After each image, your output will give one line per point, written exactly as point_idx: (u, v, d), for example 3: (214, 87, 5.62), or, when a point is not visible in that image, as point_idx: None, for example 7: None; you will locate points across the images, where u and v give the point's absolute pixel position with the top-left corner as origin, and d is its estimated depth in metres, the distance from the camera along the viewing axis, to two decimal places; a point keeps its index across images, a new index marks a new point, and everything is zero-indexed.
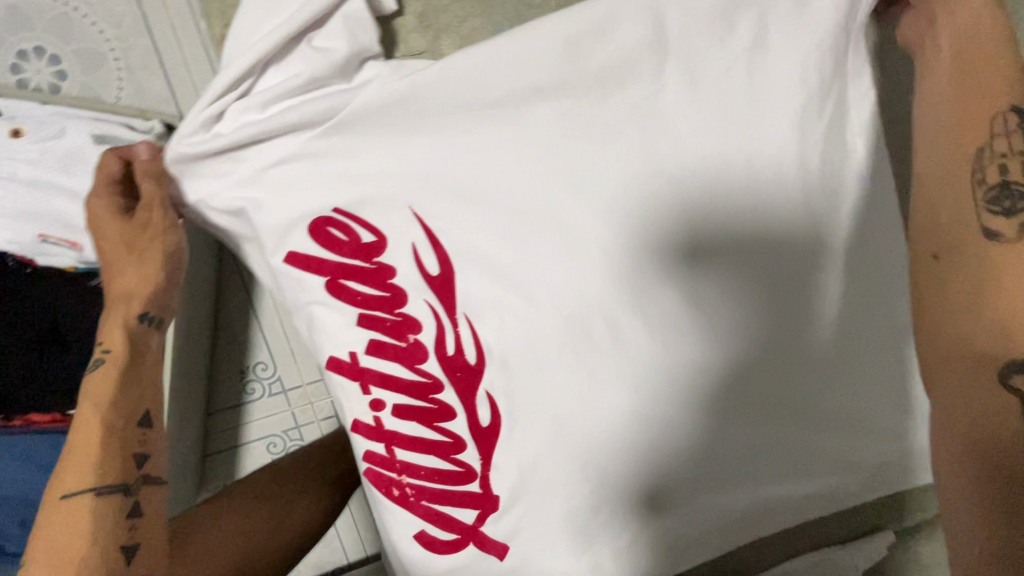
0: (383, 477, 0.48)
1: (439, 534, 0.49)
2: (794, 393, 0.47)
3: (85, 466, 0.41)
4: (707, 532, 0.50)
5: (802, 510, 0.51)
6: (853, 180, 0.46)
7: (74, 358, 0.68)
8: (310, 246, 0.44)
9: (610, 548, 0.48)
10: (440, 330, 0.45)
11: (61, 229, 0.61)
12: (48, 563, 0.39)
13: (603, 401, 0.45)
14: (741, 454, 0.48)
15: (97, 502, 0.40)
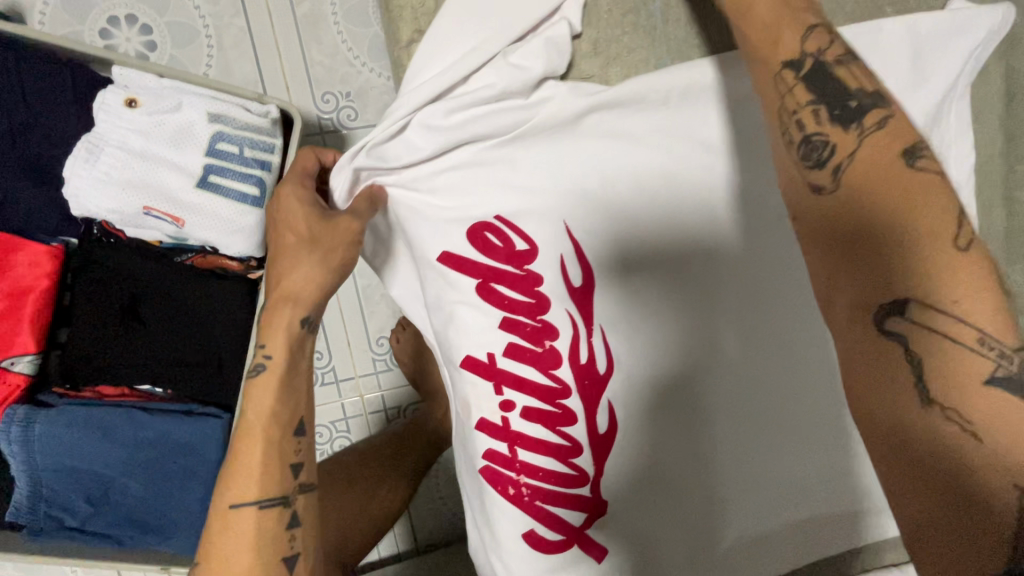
0: (501, 475, 0.50)
1: (548, 535, 0.51)
2: (772, 403, 0.51)
3: (250, 481, 0.43)
4: (694, 542, 0.52)
5: (789, 528, 0.53)
6: None
7: (148, 333, 0.66)
8: (466, 249, 0.46)
9: (695, 548, 0.52)
10: (575, 339, 0.47)
11: (165, 203, 0.60)
12: (219, 571, 0.42)
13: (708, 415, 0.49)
14: (726, 459, 0.51)
15: (261, 515, 0.43)
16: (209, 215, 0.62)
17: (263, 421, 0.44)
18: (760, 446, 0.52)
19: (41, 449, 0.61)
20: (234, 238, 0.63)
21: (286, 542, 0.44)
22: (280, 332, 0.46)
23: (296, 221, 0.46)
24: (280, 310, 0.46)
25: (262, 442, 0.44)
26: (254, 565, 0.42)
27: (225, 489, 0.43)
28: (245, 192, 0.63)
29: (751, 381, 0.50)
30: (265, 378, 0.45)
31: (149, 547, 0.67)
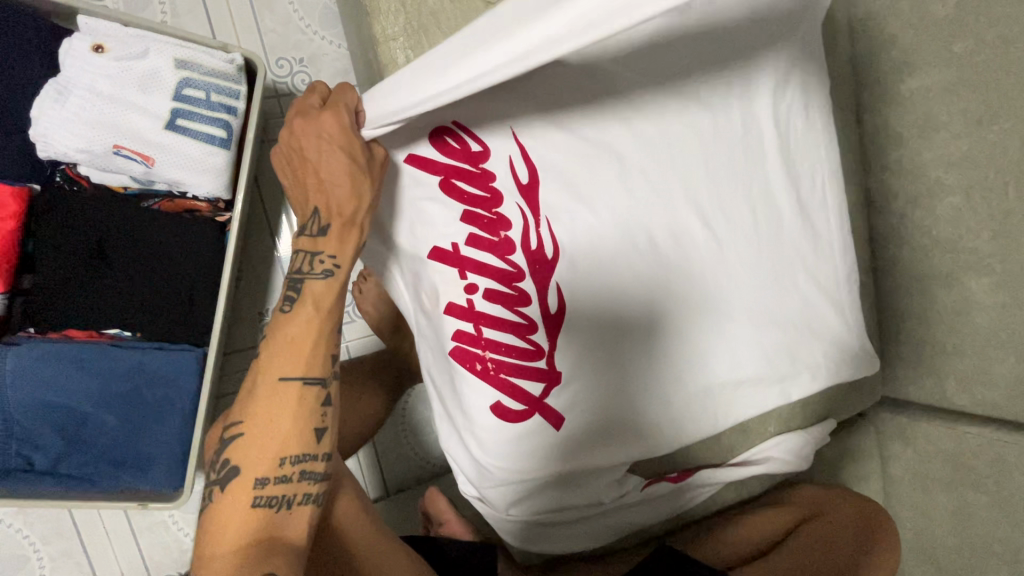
0: (469, 353, 0.57)
1: (512, 406, 0.58)
2: (657, 278, 0.62)
3: (300, 360, 0.53)
4: (613, 404, 0.62)
5: (679, 379, 0.65)
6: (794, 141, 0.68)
7: (116, 274, 0.68)
8: (429, 151, 0.55)
9: (634, 405, 0.63)
10: (525, 228, 0.56)
11: (135, 143, 0.64)
12: (263, 425, 0.51)
13: (636, 288, 0.61)
14: (625, 321, 0.61)
15: (304, 388, 0.53)
16: (179, 154, 0.66)
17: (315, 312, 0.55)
18: (650, 311, 0.62)
19: (13, 384, 0.63)
20: (203, 177, 0.68)
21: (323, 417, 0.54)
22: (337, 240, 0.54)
23: (342, 157, 0.50)
24: (343, 228, 0.54)
25: (313, 327, 0.54)
26: (287, 426, 0.52)
27: (275, 364, 0.53)
28: (213, 134, 0.67)
29: (667, 259, 0.62)
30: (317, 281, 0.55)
31: (125, 485, 0.68)
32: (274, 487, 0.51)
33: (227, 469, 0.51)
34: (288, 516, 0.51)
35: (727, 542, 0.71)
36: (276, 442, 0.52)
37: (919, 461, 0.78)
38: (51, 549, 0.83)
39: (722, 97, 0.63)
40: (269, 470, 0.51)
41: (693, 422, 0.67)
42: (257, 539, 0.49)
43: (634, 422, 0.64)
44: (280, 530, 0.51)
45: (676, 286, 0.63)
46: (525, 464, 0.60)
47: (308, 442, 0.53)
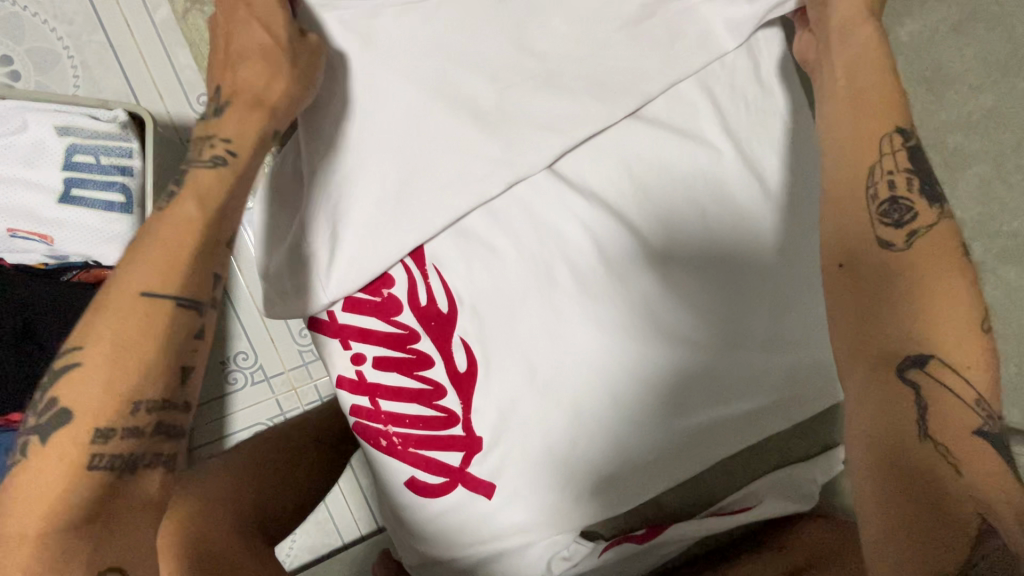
0: (370, 429, 0.51)
1: (428, 479, 0.52)
2: (605, 316, 0.52)
3: (124, 345, 0.36)
4: (559, 468, 0.53)
5: (659, 423, 0.55)
6: (759, 119, 0.55)
7: (47, 355, 0.67)
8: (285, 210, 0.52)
9: (587, 468, 0.54)
10: (412, 283, 0.50)
11: (29, 222, 0.62)
12: (51, 450, 0.33)
13: (568, 334, 0.51)
14: (568, 371, 0.52)
15: (131, 387, 0.35)
16: (80, 227, 0.63)
17: (120, 350, 0.35)
18: (605, 356, 0.52)
19: None
20: (107, 247, 0.64)
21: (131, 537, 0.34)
22: (162, 242, 0.39)
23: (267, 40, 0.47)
24: (178, 230, 0.40)
25: (109, 379, 0.35)
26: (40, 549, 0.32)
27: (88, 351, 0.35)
28: (111, 201, 0.64)
29: (612, 296, 0.52)
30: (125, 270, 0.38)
31: None
32: (61, 552, 0.32)
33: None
34: None
35: None
36: (53, 487, 0.33)
37: None
38: None
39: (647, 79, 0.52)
40: (44, 533, 0.32)
41: (664, 473, 0.57)
42: None
43: (601, 484, 0.55)
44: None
45: (614, 324, 0.52)
46: (449, 538, 0.53)
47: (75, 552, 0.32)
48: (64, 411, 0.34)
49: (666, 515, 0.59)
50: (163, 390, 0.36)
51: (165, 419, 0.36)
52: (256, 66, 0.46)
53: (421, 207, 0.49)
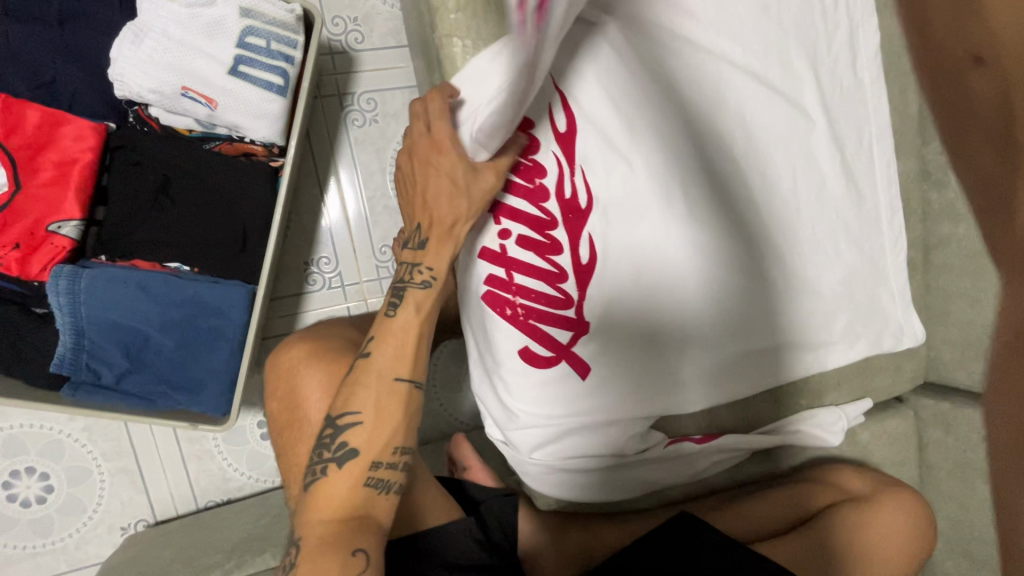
0: (500, 298, 0.59)
1: (539, 351, 0.60)
2: (701, 234, 0.62)
3: (404, 360, 0.57)
4: (640, 360, 0.63)
5: (725, 337, 0.65)
6: (837, 107, 0.67)
7: (179, 211, 0.73)
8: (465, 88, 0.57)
9: (666, 365, 0.64)
10: (561, 177, 0.58)
11: (200, 86, 0.68)
12: (366, 394, 0.56)
13: (670, 245, 0.61)
14: (667, 276, 0.62)
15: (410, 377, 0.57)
16: (240, 99, 0.70)
17: (417, 322, 0.58)
18: (696, 268, 0.62)
19: (85, 302, 0.67)
20: (260, 123, 0.71)
21: (420, 417, 0.58)
22: (419, 299, 0.58)
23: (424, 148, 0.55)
24: (438, 244, 0.57)
25: (416, 338, 0.58)
26: (399, 424, 0.56)
27: (380, 360, 0.57)
28: (270, 81, 0.71)
29: (708, 219, 0.63)
30: (383, 354, 0.57)
31: (179, 406, 0.73)
32: (384, 472, 0.55)
33: (344, 450, 0.54)
34: (385, 497, 0.55)
35: (754, 514, 0.69)
36: (380, 428, 0.55)
37: (958, 447, 0.76)
38: (111, 465, 0.90)
39: (756, 53, 0.64)
40: (380, 456, 0.55)
41: (724, 383, 0.67)
42: (357, 514, 0.53)
43: (672, 381, 0.65)
44: (375, 512, 0.54)
45: (711, 247, 0.63)
46: (548, 410, 0.62)
47: (409, 434, 0.57)
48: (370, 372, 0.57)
49: (718, 428, 0.68)
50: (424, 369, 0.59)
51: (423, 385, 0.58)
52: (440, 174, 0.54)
53: (586, 121, 0.59)
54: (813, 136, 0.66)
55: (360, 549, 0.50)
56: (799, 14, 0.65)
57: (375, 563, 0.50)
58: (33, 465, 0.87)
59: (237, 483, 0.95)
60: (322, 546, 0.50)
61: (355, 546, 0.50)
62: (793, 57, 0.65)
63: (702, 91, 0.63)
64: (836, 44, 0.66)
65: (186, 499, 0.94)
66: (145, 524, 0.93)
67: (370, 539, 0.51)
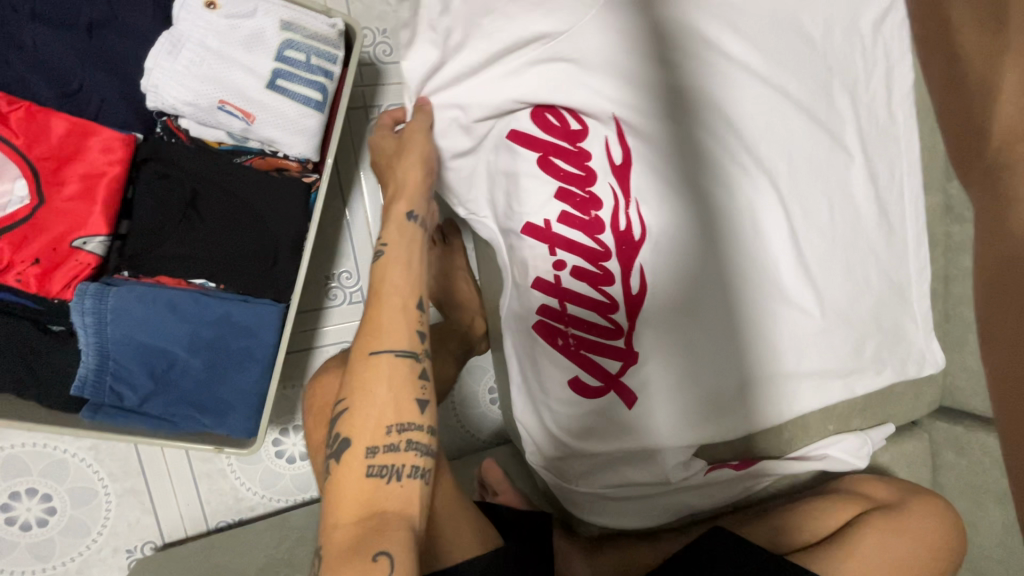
0: (552, 328, 0.60)
1: (589, 382, 0.60)
2: (742, 262, 0.60)
3: (387, 334, 0.53)
4: (675, 392, 0.60)
5: (761, 367, 0.62)
6: (879, 140, 0.67)
7: (209, 226, 0.71)
8: (529, 126, 0.58)
9: (704, 397, 0.61)
10: (615, 208, 0.57)
11: (238, 100, 0.66)
12: (357, 377, 0.52)
13: (709, 273, 0.59)
14: (705, 307, 0.59)
15: (395, 355, 0.52)
16: (278, 114, 0.68)
17: (396, 293, 0.56)
18: (732, 297, 0.60)
19: (111, 323, 0.65)
20: (298, 139, 0.70)
21: (426, 392, 0.53)
22: (390, 266, 0.58)
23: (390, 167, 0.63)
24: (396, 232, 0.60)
25: (399, 309, 0.55)
26: (394, 402, 0.51)
27: (366, 339, 0.54)
28: (309, 96, 0.69)
29: (747, 247, 0.60)
30: (372, 326, 0.54)
31: (204, 429, 0.71)
32: (384, 457, 0.49)
33: (340, 442, 0.49)
34: (397, 488, 0.48)
35: (784, 529, 0.70)
36: (372, 410, 0.50)
37: (973, 471, 0.78)
38: (118, 486, 0.87)
39: (811, 80, 0.62)
40: (377, 440, 0.49)
41: (756, 414, 0.64)
42: (368, 510, 0.47)
43: (707, 411, 0.62)
44: (395, 508, 0.47)
45: (757, 276, 0.60)
46: (595, 439, 0.62)
47: (410, 411, 0.51)
48: (358, 351, 0.54)
49: (754, 455, 0.69)
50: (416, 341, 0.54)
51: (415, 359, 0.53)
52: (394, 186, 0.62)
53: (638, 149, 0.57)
54: (852, 168, 0.65)
55: (382, 552, 0.43)
56: (843, 51, 0.64)
57: (400, 564, 0.43)
58: (34, 487, 0.83)
59: (250, 503, 0.92)
60: (342, 555, 0.44)
61: (374, 550, 0.43)
62: (842, 88, 0.64)
63: (750, 114, 0.60)
64: (879, 78, 0.67)
65: (196, 520, 0.90)
66: (152, 546, 0.89)
67: (391, 539, 0.44)
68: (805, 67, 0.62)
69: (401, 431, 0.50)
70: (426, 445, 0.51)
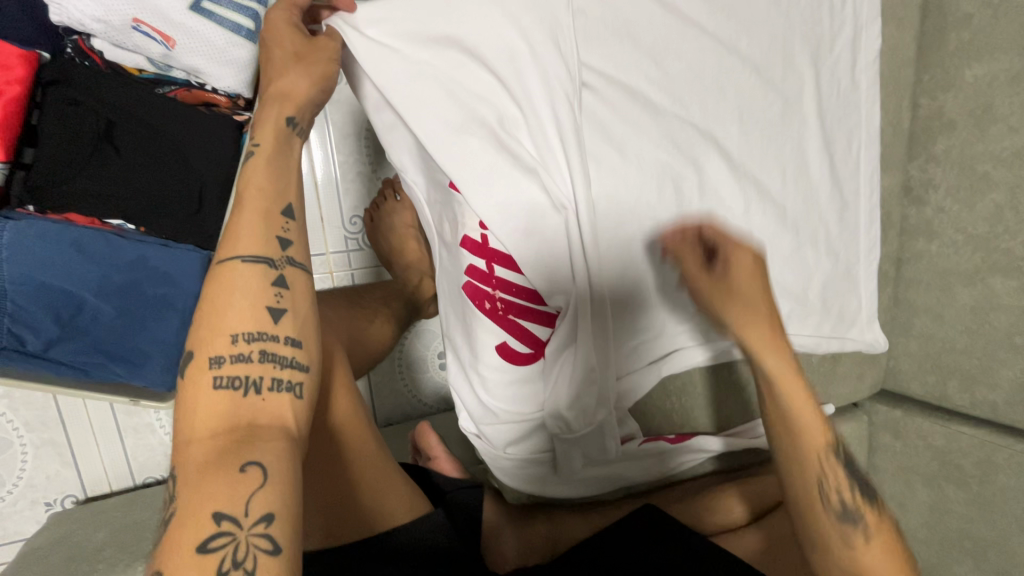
0: (480, 291, 0.57)
1: (518, 348, 0.58)
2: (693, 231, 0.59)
3: (240, 243, 0.47)
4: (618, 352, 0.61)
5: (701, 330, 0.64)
6: (835, 111, 0.65)
7: (125, 161, 0.64)
8: (443, 63, 0.54)
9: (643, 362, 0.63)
10: (554, 151, 0.54)
11: (156, 19, 0.60)
12: (212, 296, 0.45)
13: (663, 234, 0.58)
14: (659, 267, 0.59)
15: (247, 265, 0.46)
16: (202, 40, 0.62)
17: (259, 196, 0.49)
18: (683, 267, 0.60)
19: (8, 259, 0.59)
20: (225, 71, 0.64)
21: (299, 305, 0.47)
22: (261, 172, 0.50)
23: (277, 50, 0.54)
24: (267, 114, 0.53)
25: (258, 213, 0.48)
26: (249, 312, 0.45)
27: (222, 249, 0.47)
28: (240, 24, 0.63)
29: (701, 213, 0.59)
30: (233, 231, 0.47)
31: (117, 379, 0.66)
32: (233, 367, 0.43)
33: (187, 361, 0.43)
34: (258, 400, 0.42)
35: (716, 510, 0.72)
36: (222, 322, 0.44)
37: (906, 454, 0.78)
38: (34, 437, 0.82)
39: (771, 42, 0.60)
40: (223, 348, 0.43)
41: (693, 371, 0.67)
42: (232, 424, 0.41)
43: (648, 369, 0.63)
44: (264, 421, 0.42)
45: (692, 241, 0.60)
46: (520, 403, 0.60)
47: (263, 321, 0.45)
48: (214, 267, 0.47)
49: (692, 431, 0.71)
50: (277, 251, 0.47)
51: (266, 268, 0.46)
52: (283, 78, 0.53)
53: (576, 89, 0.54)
54: (803, 137, 0.63)
55: (252, 462, 0.39)
56: (808, 10, 0.61)
57: (275, 472, 0.39)
58: None
59: None
60: (202, 472, 0.38)
61: (244, 461, 0.39)
62: (806, 55, 0.62)
63: (704, 79, 0.58)
64: (847, 44, 0.64)
65: (121, 475, 0.87)
66: (73, 500, 0.86)
67: (264, 449, 0.40)
68: (764, 29, 0.59)
69: (252, 341, 0.44)
70: (291, 357, 0.45)
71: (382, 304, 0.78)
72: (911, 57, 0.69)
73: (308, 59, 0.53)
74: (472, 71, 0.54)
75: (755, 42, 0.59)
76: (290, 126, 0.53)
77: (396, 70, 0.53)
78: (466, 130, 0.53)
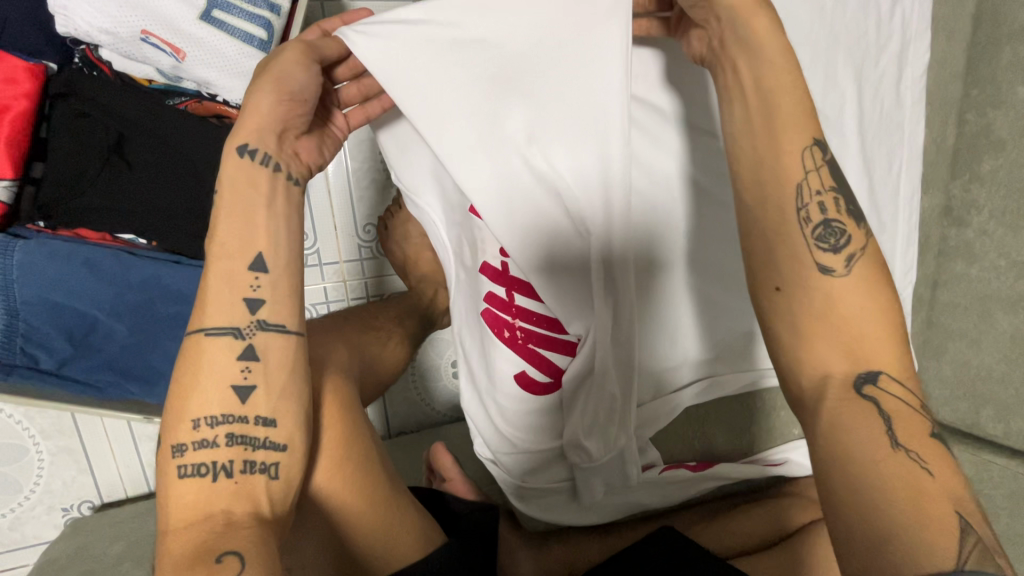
0: (500, 319, 0.55)
1: (537, 378, 0.56)
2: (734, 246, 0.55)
3: (203, 315, 0.45)
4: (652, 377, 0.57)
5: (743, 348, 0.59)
6: (877, 129, 0.61)
7: (135, 175, 0.62)
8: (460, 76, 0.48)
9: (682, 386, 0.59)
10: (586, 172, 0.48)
11: (165, 30, 0.58)
12: (178, 380, 0.45)
13: (699, 251, 0.54)
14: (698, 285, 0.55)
15: (208, 341, 0.44)
16: (213, 51, 0.59)
17: (279, 226, 0.47)
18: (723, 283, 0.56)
19: (19, 279, 0.58)
20: (236, 82, 0.61)
21: (274, 373, 0.46)
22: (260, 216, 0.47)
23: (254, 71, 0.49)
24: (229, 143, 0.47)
25: (224, 277, 0.45)
26: (215, 393, 0.44)
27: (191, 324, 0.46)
28: (252, 34, 0.60)
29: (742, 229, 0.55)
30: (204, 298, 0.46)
31: (130, 396, 0.66)
32: (198, 454, 0.43)
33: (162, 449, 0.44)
34: (229, 484, 0.42)
35: (734, 531, 0.71)
36: (188, 406, 0.43)
37: None
38: (50, 444, 0.82)
39: (814, 55, 0.56)
40: (186, 435, 0.43)
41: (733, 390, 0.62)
42: (205, 514, 0.41)
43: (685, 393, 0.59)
44: (237, 507, 0.42)
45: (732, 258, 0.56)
46: (534, 435, 0.59)
47: (231, 401, 0.44)
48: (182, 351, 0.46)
49: (715, 456, 0.71)
50: (245, 317, 0.45)
51: (229, 339, 0.45)
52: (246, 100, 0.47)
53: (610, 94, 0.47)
54: (845, 154, 0.59)
55: (227, 553, 0.38)
56: (855, 20, 0.57)
57: (252, 560, 0.38)
58: None
59: None
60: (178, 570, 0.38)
61: (219, 553, 0.38)
62: (849, 70, 0.58)
63: None
64: (893, 58, 0.60)
65: (137, 481, 0.87)
66: (90, 506, 0.86)
67: (239, 539, 0.39)
68: (808, 41, 0.55)
69: (218, 424, 0.43)
70: (263, 437, 0.44)
71: (396, 319, 0.77)
72: (960, 70, 0.65)
73: (267, 74, 0.47)
74: (499, 85, 0.48)
75: (798, 55, 0.55)
76: (243, 154, 0.46)
77: (418, 86, 0.48)
78: (482, 154, 0.48)
